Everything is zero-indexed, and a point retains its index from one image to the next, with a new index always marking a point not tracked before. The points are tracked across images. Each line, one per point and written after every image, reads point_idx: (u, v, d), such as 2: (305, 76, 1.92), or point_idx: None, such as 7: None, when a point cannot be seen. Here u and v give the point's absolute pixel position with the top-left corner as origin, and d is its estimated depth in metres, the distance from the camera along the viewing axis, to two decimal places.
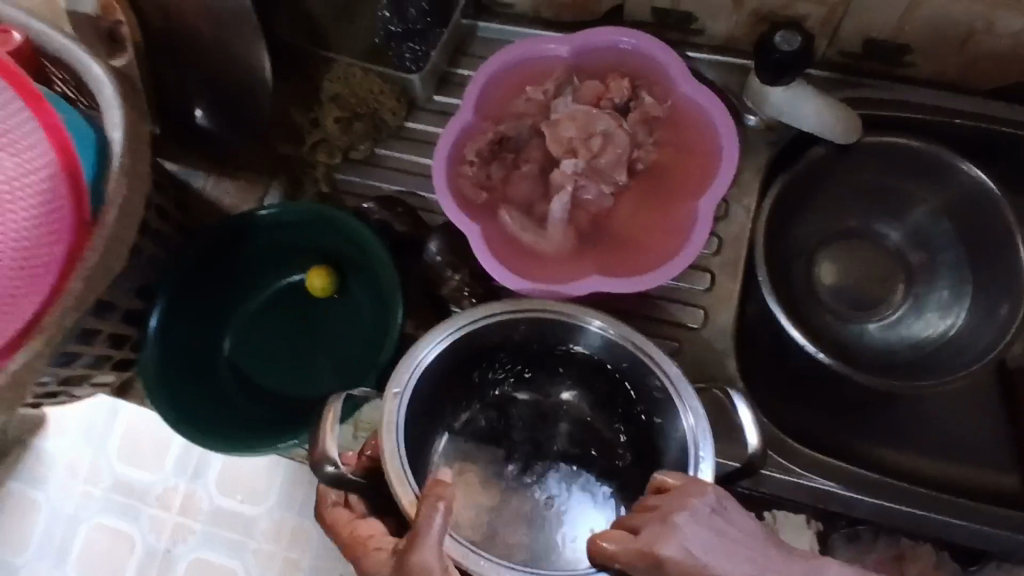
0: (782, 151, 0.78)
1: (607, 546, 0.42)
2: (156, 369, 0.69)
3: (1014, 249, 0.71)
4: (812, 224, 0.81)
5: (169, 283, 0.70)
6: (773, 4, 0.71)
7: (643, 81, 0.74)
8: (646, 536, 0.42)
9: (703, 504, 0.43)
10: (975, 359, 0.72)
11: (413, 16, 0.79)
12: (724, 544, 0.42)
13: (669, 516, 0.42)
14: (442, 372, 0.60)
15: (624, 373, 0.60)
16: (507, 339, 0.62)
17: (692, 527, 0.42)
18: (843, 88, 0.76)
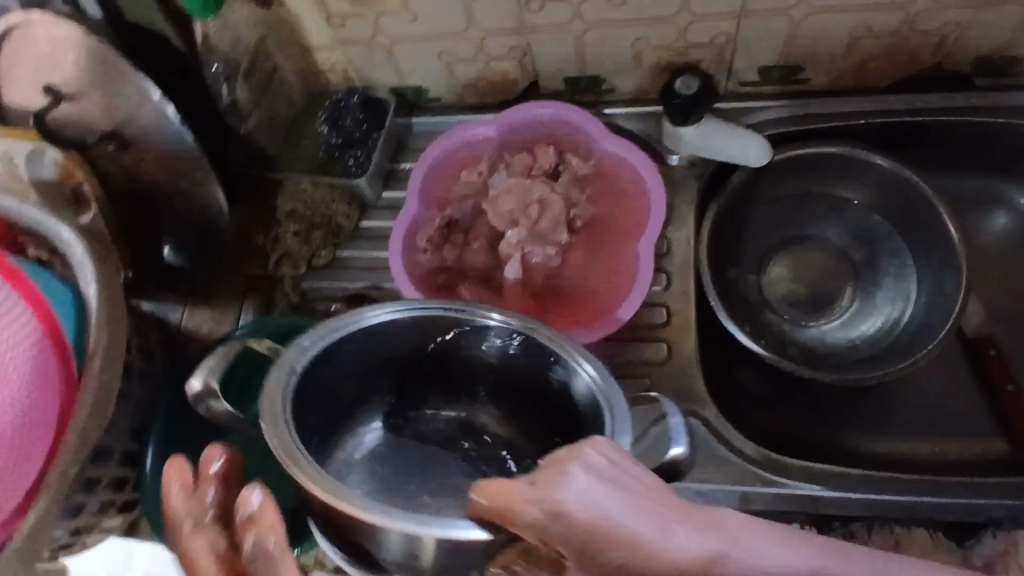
0: (709, 181, 0.83)
1: (498, 496, 0.43)
2: (158, 487, 0.73)
3: (942, 223, 0.76)
4: (756, 240, 0.86)
5: (160, 419, 0.74)
6: (669, 55, 0.77)
7: (566, 146, 0.80)
8: (537, 484, 0.43)
9: (595, 454, 0.44)
10: (934, 333, 0.75)
11: (350, 126, 0.86)
12: (619, 490, 0.43)
13: (563, 465, 0.43)
14: (364, 354, 0.58)
15: (531, 372, 0.59)
16: (418, 352, 0.60)
17: (585, 478, 0.42)
18: (751, 112, 0.81)
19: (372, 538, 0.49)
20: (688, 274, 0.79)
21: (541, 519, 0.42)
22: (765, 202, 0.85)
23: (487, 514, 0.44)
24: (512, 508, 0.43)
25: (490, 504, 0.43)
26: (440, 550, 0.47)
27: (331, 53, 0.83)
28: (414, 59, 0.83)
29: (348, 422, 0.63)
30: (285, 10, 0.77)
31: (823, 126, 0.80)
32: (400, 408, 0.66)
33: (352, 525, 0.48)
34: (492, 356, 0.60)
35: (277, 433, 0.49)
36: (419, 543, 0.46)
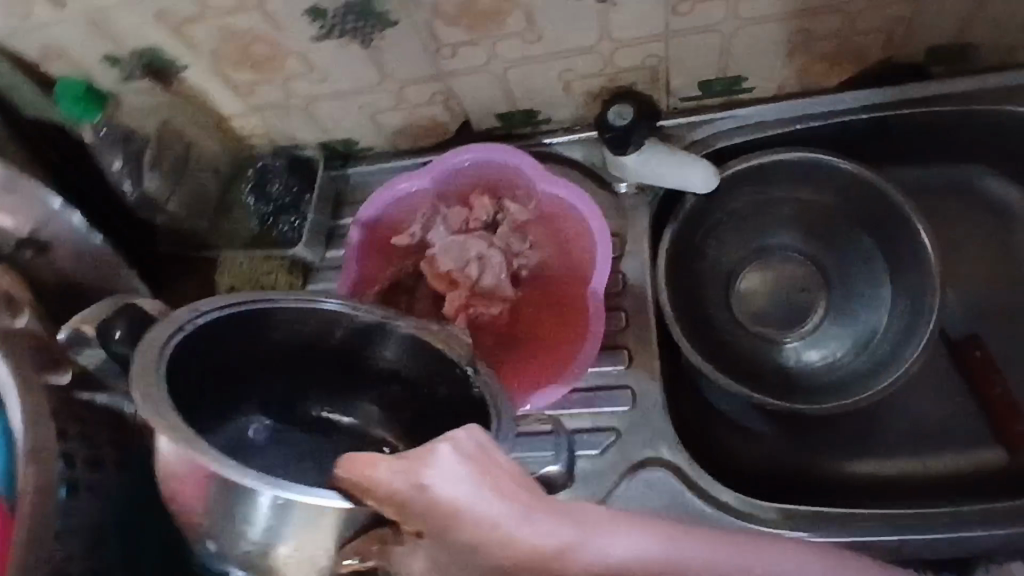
0: (661, 205, 0.78)
1: (365, 472, 0.45)
2: None
3: (914, 232, 0.72)
4: (720, 253, 0.81)
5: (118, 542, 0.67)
6: (601, 81, 0.72)
7: (503, 191, 0.76)
8: (406, 457, 0.45)
9: (466, 438, 0.46)
10: (913, 345, 0.71)
11: (278, 192, 0.81)
12: (483, 479, 0.45)
13: (432, 444, 0.46)
14: (266, 334, 0.60)
15: (423, 374, 0.62)
16: (315, 340, 0.62)
17: (450, 460, 0.45)
18: (697, 129, 0.76)
19: (233, 527, 0.49)
20: (647, 310, 0.75)
21: (401, 492, 0.44)
22: (728, 221, 0.80)
23: (350, 484, 0.46)
24: (377, 483, 0.45)
25: (359, 480, 0.46)
26: (296, 520, 0.47)
27: (247, 119, 0.78)
28: (334, 115, 0.78)
29: (230, 398, 0.62)
30: (187, 86, 0.72)
31: (773, 134, 0.75)
32: (281, 401, 0.66)
33: (216, 517, 0.49)
34: (388, 360, 0.63)
35: (148, 388, 0.49)
36: (272, 514, 0.47)
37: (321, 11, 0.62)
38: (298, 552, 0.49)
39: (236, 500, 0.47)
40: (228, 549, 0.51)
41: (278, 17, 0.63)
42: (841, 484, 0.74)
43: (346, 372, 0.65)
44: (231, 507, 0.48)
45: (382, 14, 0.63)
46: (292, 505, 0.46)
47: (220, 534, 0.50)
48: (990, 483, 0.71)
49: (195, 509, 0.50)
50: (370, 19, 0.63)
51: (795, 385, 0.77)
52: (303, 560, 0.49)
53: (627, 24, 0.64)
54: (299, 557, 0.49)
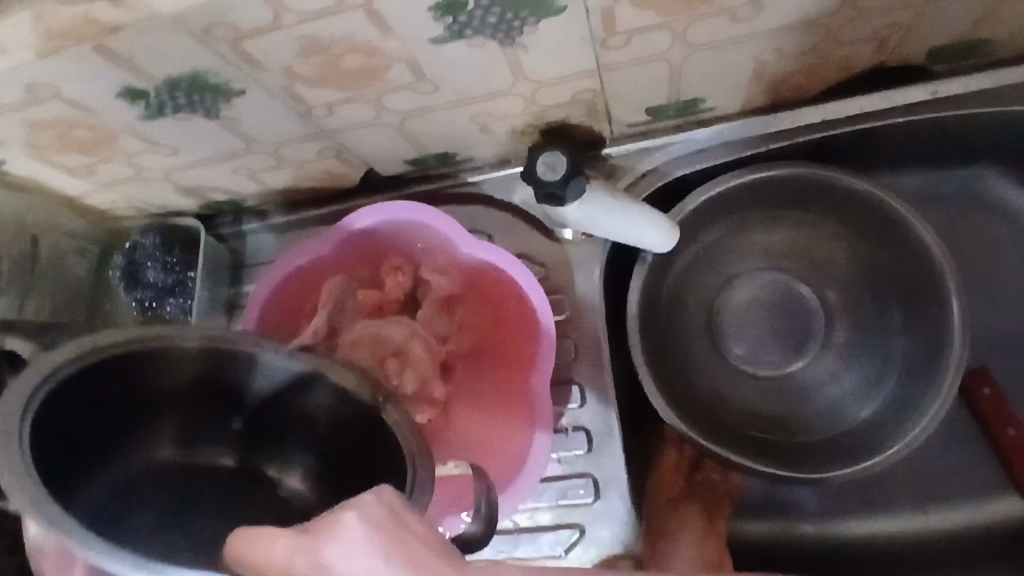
0: (618, 249, 0.65)
1: (261, 555, 0.34)
2: None
3: (924, 244, 0.61)
4: (696, 297, 0.69)
5: None
6: (526, 119, 0.57)
7: (420, 257, 0.63)
8: (309, 529, 0.34)
9: (375, 502, 0.35)
10: (938, 386, 0.60)
11: (156, 277, 0.66)
12: (399, 564, 0.33)
13: (339, 512, 0.34)
14: (162, 378, 0.46)
15: (352, 427, 0.48)
16: (236, 384, 0.48)
17: (356, 541, 0.33)
18: (650, 157, 0.62)
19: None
20: (604, 376, 0.62)
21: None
22: (698, 258, 0.69)
23: (243, 565, 0.35)
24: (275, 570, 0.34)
25: (254, 564, 0.34)
26: None
27: (100, 197, 0.64)
28: (207, 181, 0.63)
29: (113, 439, 0.46)
30: (8, 178, 0.58)
31: (741, 156, 0.62)
32: (191, 439, 0.50)
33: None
34: (310, 411, 0.49)
35: (16, 474, 0.36)
36: None
37: (139, 92, 0.48)
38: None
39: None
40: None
41: (88, 103, 0.48)
42: (832, 552, 0.67)
43: (263, 420, 0.50)
44: None
45: (222, 86, 0.48)
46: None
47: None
48: (987, 551, 0.64)
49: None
50: (208, 92, 0.49)
51: (798, 439, 0.65)
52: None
53: (545, 64, 0.49)
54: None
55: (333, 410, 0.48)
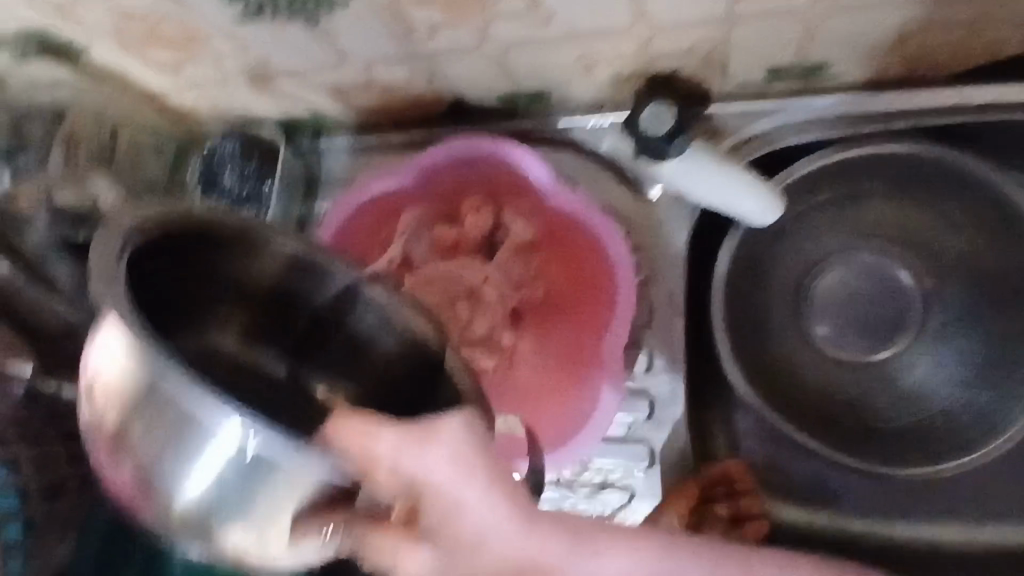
0: (706, 215, 0.62)
1: (361, 445, 0.32)
2: None
3: None
4: (784, 271, 0.65)
5: None
6: (634, 65, 0.54)
7: (505, 200, 0.61)
8: (411, 426, 0.33)
9: (474, 418, 0.35)
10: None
11: (233, 183, 0.64)
12: (489, 481, 0.34)
13: (441, 419, 0.33)
14: (248, 273, 0.46)
15: (407, 375, 0.46)
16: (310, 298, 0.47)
17: (462, 451, 0.33)
18: (757, 120, 0.59)
19: (166, 488, 0.36)
20: (676, 343, 0.61)
21: (397, 484, 0.32)
22: (791, 230, 0.64)
23: (333, 450, 0.33)
24: (374, 469, 0.32)
25: (342, 447, 0.32)
26: (253, 474, 0.35)
27: (184, 95, 0.63)
28: (292, 92, 0.61)
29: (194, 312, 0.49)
30: (97, 67, 0.57)
31: (856, 133, 0.58)
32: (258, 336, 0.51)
33: (146, 468, 0.36)
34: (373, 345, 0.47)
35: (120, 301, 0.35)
36: (231, 464, 0.35)
37: None
38: (244, 526, 0.36)
39: (183, 436, 0.35)
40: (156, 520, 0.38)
41: None
42: (875, 549, 0.65)
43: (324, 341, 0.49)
44: (182, 451, 0.35)
45: None
46: (265, 459, 0.34)
47: (149, 493, 0.37)
48: None
49: (120, 461, 0.37)
50: None
51: (874, 428, 0.63)
52: (262, 535, 0.36)
53: (668, 6, 0.46)
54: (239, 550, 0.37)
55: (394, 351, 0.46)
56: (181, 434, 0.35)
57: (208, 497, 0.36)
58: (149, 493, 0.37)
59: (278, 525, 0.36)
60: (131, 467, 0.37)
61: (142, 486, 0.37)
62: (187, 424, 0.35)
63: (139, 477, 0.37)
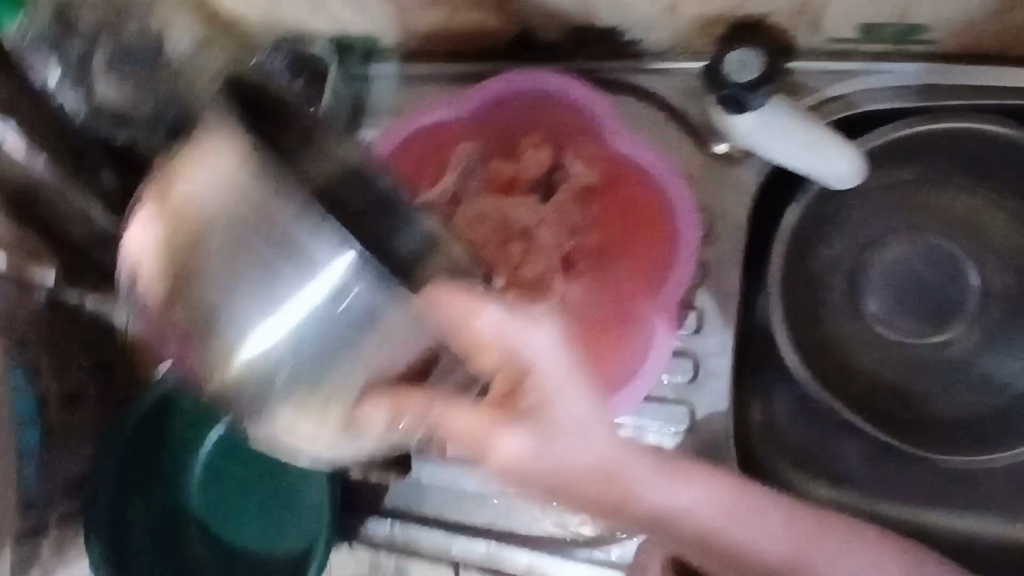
0: (771, 176, 0.60)
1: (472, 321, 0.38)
2: (104, 546, 0.65)
3: None
4: (845, 243, 0.63)
5: (100, 499, 0.65)
6: (720, 7, 0.51)
7: (566, 140, 0.58)
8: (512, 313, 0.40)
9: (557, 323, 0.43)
10: None
11: None
12: (569, 377, 0.42)
13: (533, 312, 0.42)
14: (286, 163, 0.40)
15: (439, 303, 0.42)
16: None
17: (553, 342, 0.41)
18: (840, 81, 0.55)
19: (240, 328, 0.36)
20: (727, 304, 0.59)
21: (504, 360, 0.40)
22: (856, 202, 0.62)
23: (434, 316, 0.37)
24: (486, 342, 0.39)
25: (456, 322, 0.37)
26: (347, 324, 0.37)
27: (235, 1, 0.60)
28: (351, 8, 0.58)
29: None
30: None
31: (943, 104, 0.55)
32: None
33: (221, 303, 0.36)
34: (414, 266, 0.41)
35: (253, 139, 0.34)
36: (332, 309, 0.36)
37: None
38: (310, 376, 0.38)
39: (284, 277, 0.35)
40: (209, 360, 0.38)
41: None
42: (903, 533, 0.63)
43: None
44: (273, 289, 0.35)
45: None
46: (370, 309, 0.37)
47: (214, 328, 0.37)
48: None
49: (188, 294, 0.36)
50: None
51: (921, 413, 0.61)
52: (325, 391, 0.38)
53: None
54: (291, 401, 0.39)
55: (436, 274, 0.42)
56: (280, 278, 0.35)
57: (282, 347, 0.37)
58: (216, 328, 0.37)
59: (346, 381, 0.38)
60: (202, 300, 0.36)
61: (209, 322, 0.36)
62: (294, 269, 0.35)
63: (209, 311, 0.36)
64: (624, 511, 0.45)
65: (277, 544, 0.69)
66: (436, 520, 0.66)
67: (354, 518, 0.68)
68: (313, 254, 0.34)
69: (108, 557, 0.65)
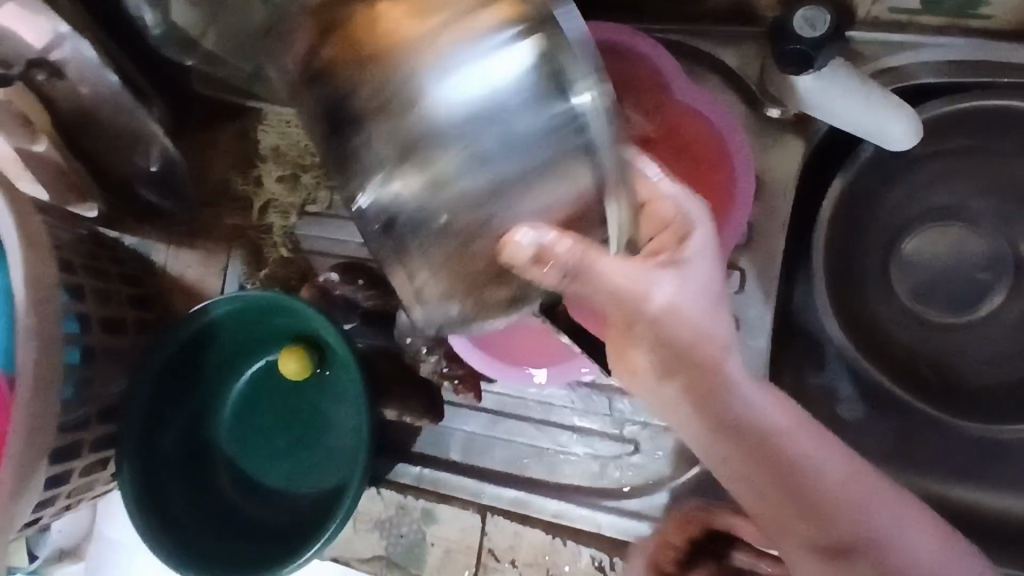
0: (820, 146, 0.61)
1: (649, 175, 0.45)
2: (135, 468, 0.66)
3: None
4: (887, 217, 0.65)
5: (132, 421, 0.66)
6: None
7: (629, 89, 0.59)
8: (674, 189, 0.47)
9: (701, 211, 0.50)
10: None
11: None
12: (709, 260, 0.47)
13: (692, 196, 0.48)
14: None
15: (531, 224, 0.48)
16: None
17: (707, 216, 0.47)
18: (899, 53, 0.56)
19: (437, 115, 0.34)
20: (770, 266, 0.61)
21: (664, 213, 0.45)
22: (903, 175, 0.63)
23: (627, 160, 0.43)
24: (657, 194, 0.45)
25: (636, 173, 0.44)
26: (549, 149, 0.34)
27: None
28: None
29: None
30: None
31: (998, 82, 0.56)
32: None
33: (429, 82, 0.34)
34: None
35: None
36: (541, 126, 0.34)
37: None
38: (482, 192, 0.35)
39: (508, 75, 0.33)
40: (387, 137, 0.35)
41: None
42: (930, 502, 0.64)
43: None
44: (493, 87, 0.33)
45: None
46: (582, 140, 0.34)
47: (409, 111, 0.34)
48: None
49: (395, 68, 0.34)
50: None
51: (954, 380, 0.63)
52: (489, 213, 0.36)
53: None
54: (446, 220, 0.36)
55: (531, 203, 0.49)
56: (512, 76, 0.33)
57: (469, 147, 0.34)
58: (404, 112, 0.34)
59: (511, 215, 0.36)
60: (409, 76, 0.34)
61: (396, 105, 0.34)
62: (535, 73, 0.33)
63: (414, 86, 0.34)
64: (720, 386, 0.47)
65: (306, 483, 0.70)
66: (469, 466, 0.66)
67: (387, 460, 0.69)
68: (570, 67, 0.33)
69: (140, 472, 0.66)
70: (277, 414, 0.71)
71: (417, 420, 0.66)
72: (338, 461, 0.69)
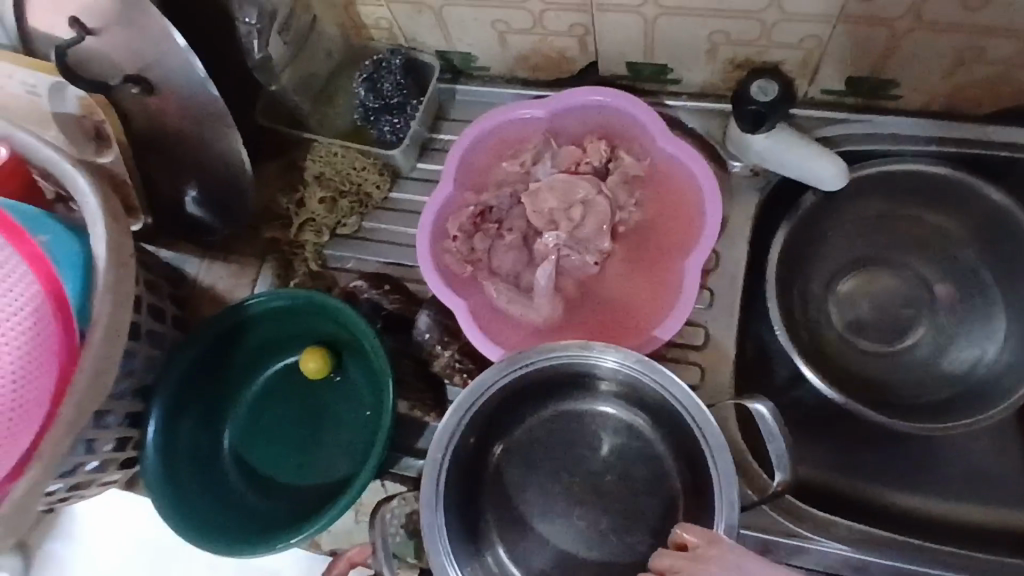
0: (774, 196, 0.76)
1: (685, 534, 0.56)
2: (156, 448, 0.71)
3: None
4: (828, 260, 0.78)
5: (165, 395, 0.72)
6: (748, 52, 0.70)
7: (621, 139, 0.74)
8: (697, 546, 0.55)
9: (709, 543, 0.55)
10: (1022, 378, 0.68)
11: (388, 91, 0.80)
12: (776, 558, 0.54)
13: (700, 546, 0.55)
14: (471, 426, 0.66)
15: (526, 387, 0.68)
16: (469, 437, 0.67)
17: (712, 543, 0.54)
18: (831, 126, 0.74)
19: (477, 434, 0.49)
20: (736, 286, 0.73)
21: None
22: (840, 225, 0.77)
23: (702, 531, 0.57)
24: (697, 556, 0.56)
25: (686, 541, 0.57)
26: None
27: (370, 14, 0.78)
28: (465, 33, 0.77)
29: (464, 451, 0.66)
30: None
31: (905, 149, 0.72)
32: (492, 425, 0.69)
33: None
34: (543, 377, 0.68)
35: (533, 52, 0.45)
36: None
37: None
38: None
39: None
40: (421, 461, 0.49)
41: None
42: (889, 511, 0.71)
43: (488, 432, 0.69)
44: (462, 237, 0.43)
45: None
46: None
47: None
48: None
49: None
50: None
51: (888, 393, 0.73)
52: None
53: None
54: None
55: (563, 367, 0.66)
56: None
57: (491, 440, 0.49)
58: None
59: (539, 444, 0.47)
60: None
61: None
62: None
63: None
64: None
65: (317, 473, 0.74)
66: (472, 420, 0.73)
67: (393, 453, 0.74)
68: None
69: (160, 452, 0.71)
70: (295, 410, 0.77)
71: (425, 413, 0.75)
72: (345, 455, 0.75)
